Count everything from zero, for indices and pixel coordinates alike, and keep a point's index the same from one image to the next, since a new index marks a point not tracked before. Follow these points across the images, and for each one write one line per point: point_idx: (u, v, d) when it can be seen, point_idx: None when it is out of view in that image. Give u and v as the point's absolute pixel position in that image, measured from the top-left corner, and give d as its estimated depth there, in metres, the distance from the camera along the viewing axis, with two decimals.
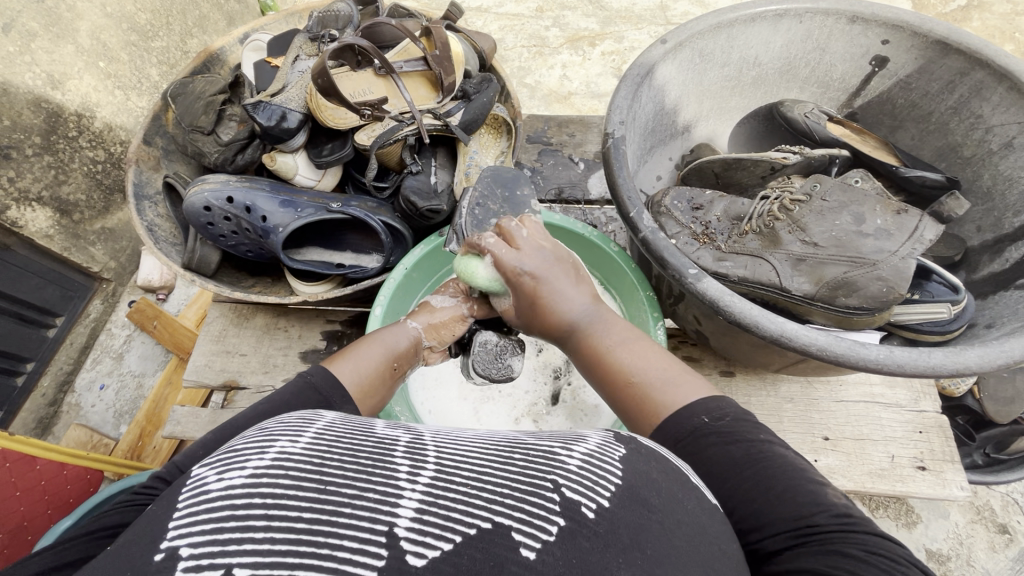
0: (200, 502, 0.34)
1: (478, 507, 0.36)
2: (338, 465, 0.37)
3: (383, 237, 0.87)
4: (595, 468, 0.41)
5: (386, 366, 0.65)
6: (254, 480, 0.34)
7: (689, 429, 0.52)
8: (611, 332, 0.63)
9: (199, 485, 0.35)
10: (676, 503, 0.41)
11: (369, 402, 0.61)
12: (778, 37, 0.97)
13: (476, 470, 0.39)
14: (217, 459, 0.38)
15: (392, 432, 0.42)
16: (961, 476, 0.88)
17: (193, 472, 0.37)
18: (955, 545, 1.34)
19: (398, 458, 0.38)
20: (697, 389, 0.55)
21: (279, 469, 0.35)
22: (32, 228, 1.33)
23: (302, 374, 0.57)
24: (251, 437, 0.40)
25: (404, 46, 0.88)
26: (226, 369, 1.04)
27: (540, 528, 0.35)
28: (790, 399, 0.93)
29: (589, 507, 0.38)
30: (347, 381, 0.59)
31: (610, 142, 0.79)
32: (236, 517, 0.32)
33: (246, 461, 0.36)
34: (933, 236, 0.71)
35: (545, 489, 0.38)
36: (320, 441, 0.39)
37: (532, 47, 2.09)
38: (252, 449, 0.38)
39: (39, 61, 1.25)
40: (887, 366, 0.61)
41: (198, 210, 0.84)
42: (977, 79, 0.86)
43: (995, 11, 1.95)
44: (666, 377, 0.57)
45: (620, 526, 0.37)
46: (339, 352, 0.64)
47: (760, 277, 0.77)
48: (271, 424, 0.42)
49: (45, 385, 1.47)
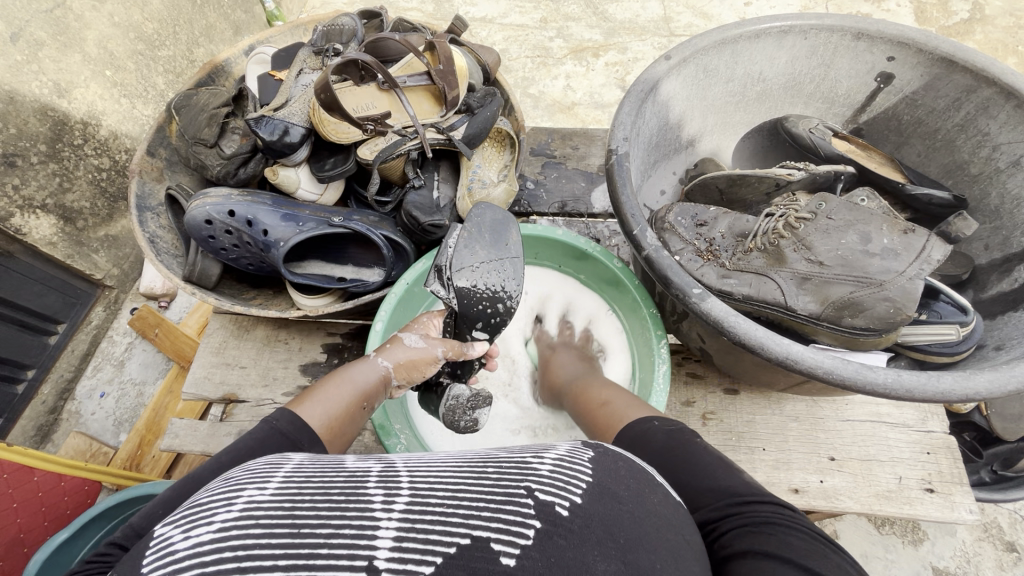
0: (167, 563, 0.32)
1: (456, 523, 0.35)
2: (310, 506, 0.36)
3: (384, 252, 0.86)
4: (566, 471, 0.41)
5: (355, 405, 0.65)
6: (224, 532, 0.33)
7: (635, 429, 0.61)
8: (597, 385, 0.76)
9: (165, 546, 0.34)
10: (644, 498, 0.42)
11: (338, 442, 0.61)
12: (784, 52, 0.96)
13: (451, 489, 0.38)
14: (181, 516, 0.37)
15: (363, 464, 0.42)
16: (971, 498, 0.86)
17: (156, 533, 0.36)
18: (963, 564, 1.32)
19: (371, 488, 0.38)
20: (642, 409, 0.66)
21: (249, 520, 0.34)
22: (35, 236, 1.33)
23: (269, 420, 0.57)
24: (216, 489, 0.39)
25: (407, 61, 0.89)
26: (226, 381, 1.03)
27: (518, 534, 0.35)
28: (795, 418, 0.92)
29: (563, 505, 0.38)
30: (312, 424, 0.59)
31: (613, 159, 0.79)
32: (207, 573, 0.31)
33: (212, 516, 0.35)
34: (940, 256, 0.70)
35: (519, 496, 0.38)
36: (289, 485, 0.38)
37: (537, 58, 2.10)
38: (220, 500, 0.37)
39: (46, 70, 1.26)
40: (895, 391, 0.60)
41: (199, 223, 0.83)
42: (984, 97, 0.85)
43: (999, 24, 1.96)
44: (629, 406, 0.67)
45: (594, 521, 0.38)
46: (304, 393, 0.63)
47: (765, 295, 0.77)
48: (237, 473, 0.42)
49: (45, 393, 1.47)
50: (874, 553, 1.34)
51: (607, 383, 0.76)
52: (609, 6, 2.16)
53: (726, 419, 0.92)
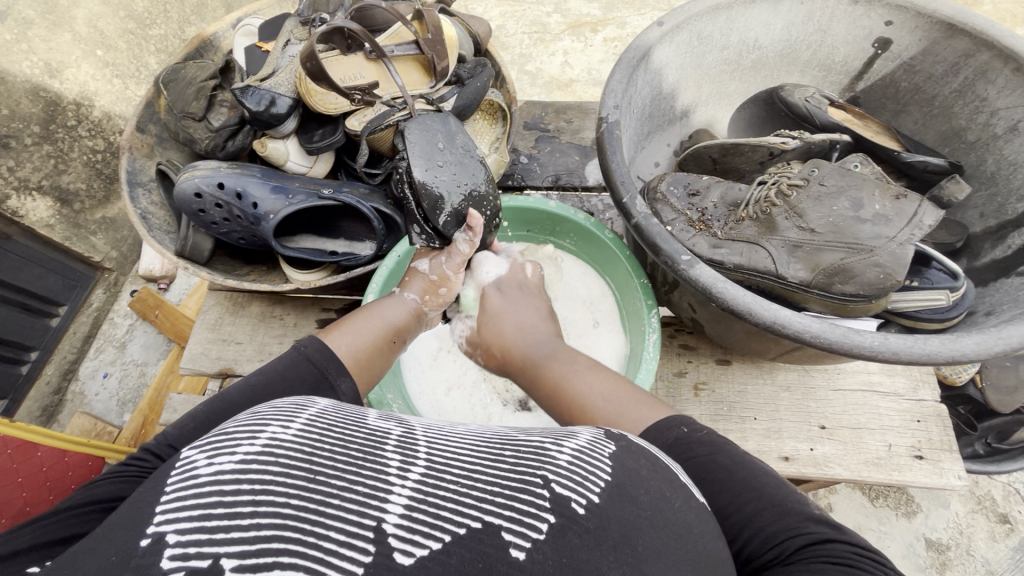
0: (189, 485, 0.34)
1: (468, 505, 0.36)
2: (328, 455, 0.36)
3: (375, 224, 0.85)
4: (586, 464, 0.41)
5: (385, 340, 0.67)
6: (244, 465, 0.34)
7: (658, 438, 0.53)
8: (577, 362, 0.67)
9: (189, 468, 0.35)
10: (666, 501, 0.41)
11: (363, 373, 0.62)
12: (778, 19, 0.94)
13: (466, 468, 0.39)
14: (207, 441, 0.38)
15: (384, 424, 0.43)
16: (959, 465, 0.87)
17: (182, 455, 0.37)
18: (954, 535, 1.34)
19: (388, 451, 0.38)
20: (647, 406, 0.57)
21: (270, 456, 0.35)
22: (32, 218, 1.34)
23: (299, 347, 0.59)
24: (242, 420, 0.40)
25: (395, 29, 0.86)
26: (222, 357, 1.04)
27: (530, 527, 0.35)
28: (787, 388, 0.93)
29: (579, 503, 0.38)
30: (340, 355, 0.60)
31: (603, 127, 0.78)
32: (223, 503, 0.32)
33: (236, 446, 0.36)
34: (932, 221, 0.69)
35: (535, 486, 0.38)
36: (311, 429, 0.39)
37: (534, 34, 2.07)
38: (244, 432, 0.38)
39: (36, 50, 1.26)
40: (882, 354, 0.60)
41: (188, 196, 0.83)
42: (982, 61, 0.84)
43: None
44: (622, 405, 0.58)
45: (610, 522, 0.37)
46: (335, 325, 0.66)
47: (756, 264, 0.76)
48: (263, 408, 0.42)
49: (49, 373, 1.49)
50: (867, 525, 1.36)
51: (589, 364, 0.66)
52: None
53: (718, 389, 0.93)
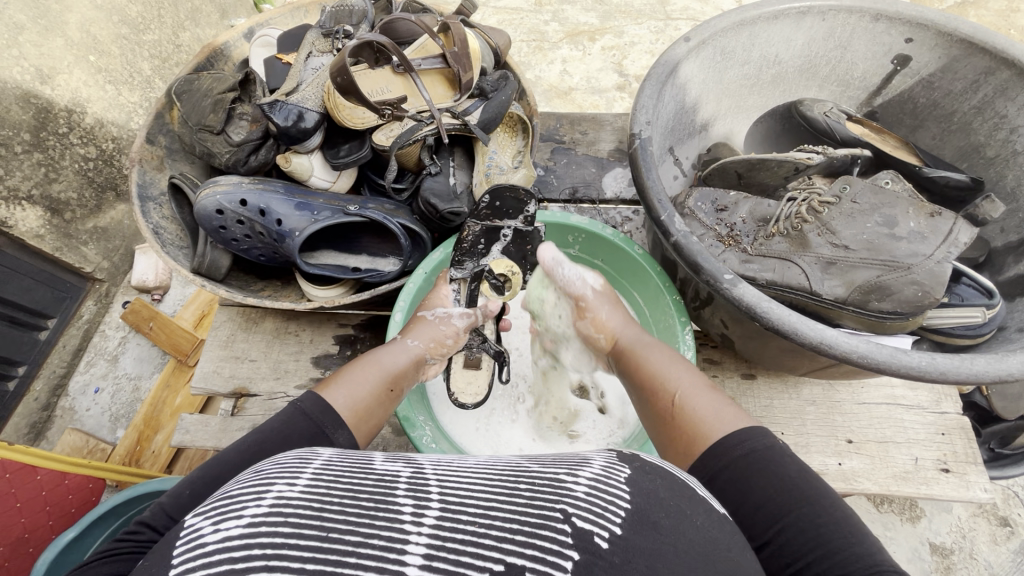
0: (197, 555, 0.34)
1: (489, 547, 0.36)
2: (339, 510, 0.37)
3: (401, 241, 0.83)
4: (603, 494, 0.41)
5: (384, 389, 0.66)
6: (253, 528, 0.34)
7: (747, 448, 0.53)
8: (659, 353, 0.72)
9: (195, 537, 0.36)
10: (687, 520, 0.42)
11: (363, 428, 0.61)
12: (802, 33, 0.95)
13: (483, 506, 0.39)
14: (211, 507, 0.38)
15: (393, 466, 0.43)
16: (985, 477, 0.87)
17: (187, 523, 0.38)
18: (958, 539, 1.35)
19: (402, 496, 0.38)
20: (734, 423, 0.56)
21: (278, 516, 0.36)
22: (21, 228, 1.28)
23: (293, 402, 0.57)
24: (245, 481, 0.41)
25: (421, 43, 0.87)
26: (236, 375, 1.01)
27: (554, 564, 0.35)
28: (812, 402, 0.93)
29: (602, 535, 0.38)
30: (337, 408, 0.59)
31: (637, 142, 0.78)
32: (235, 570, 0.32)
33: (242, 509, 0.37)
34: (967, 239, 0.70)
35: (556, 519, 0.38)
36: (318, 483, 0.40)
37: (532, 42, 2.07)
38: (248, 494, 0.38)
39: (27, 55, 1.21)
40: (930, 374, 0.60)
41: (210, 213, 0.79)
42: (1003, 78, 0.85)
43: (990, 8, 2.00)
44: (723, 415, 0.58)
45: (635, 553, 0.37)
46: (332, 376, 0.64)
47: (790, 281, 0.76)
48: (267, 466, 0.43)
49: (37, 390, 1.43)
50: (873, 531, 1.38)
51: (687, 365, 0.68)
52: None
53: (745, 404, 0.93)
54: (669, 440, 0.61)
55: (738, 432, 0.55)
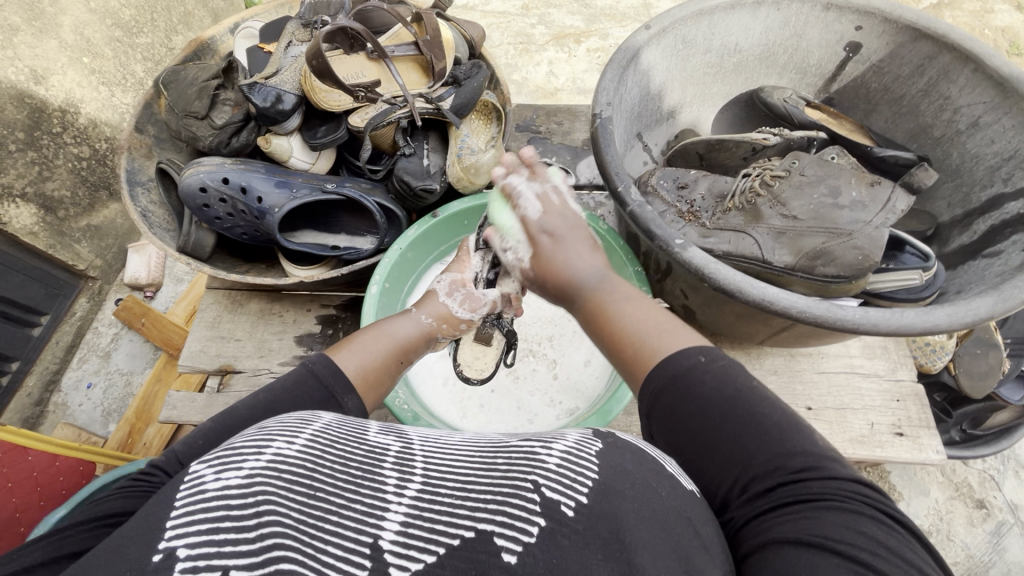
0: (198, 500, 0.37)
1: (462, 517, 0.39)
2: (329, 473, 0.40)
3: (377, 217, 0.87)
4: (575, 464, 0.43)
5: (391, 359, 0.65)
6: (250, 479, 0.38)
7: (675, 372, 0.50)
8: (620, 290, 0.62)
9: (197, 482, 0.38)
10: (651, 491, 0.42)
11: (371, 392, 0.60)
12: (758, 23, 1.00)
13: (461, 480, 0.42)
14: (214, 456, 0.41)
15: (385, 439, 0.46)
16: (937, 440, 0.91)
17: (192, 469, 0.40)
18: (935, 521, 1.39)
19: (387, 469, 0.42)
20: (687, 338, 0.54)
21: (274, 471, 0.39)
22: (16, 225, 1.32)
23: (304, 362, 0.57)
24: (249, 434, 0.43)
25: (396, 32, 0.92)
26: (222, 354, 1.05)
27: (521, 530, 0.38)
28: (774, 371, 0.97)
29: (568, 505, 0.40)
30: (347, 371, 0.59)
31: (597, 122, 0.82)
32: (230, 518, 0.35)
33: (242, 462, 0.39)
34: (904, 206, 0.75)
35: (527, 490, 0.40)
36: (315, 445, 0.42)
37: (519, 44, 2.13)
38: (250, 447, 0.41)
39: (21, 56, 1.26)
40: (863, 326, 0.64)
41: (193, 191, 0.84)
42: (945, 62, 0.90)
43: (964, 8, 2.07)
44: (653, 329, 0.55)
45: (598, 520, 0.39)
46: (342, 341, 0.63)
47: (743, 251, 0.81)
48: (272, 423, 0.45)
49: (30, 384, 1.47)
50: None
51: (637, 298, 0.61)
52: None
53: None
54: (617, 361, 0.57)
55: (690, 348, 0.52)
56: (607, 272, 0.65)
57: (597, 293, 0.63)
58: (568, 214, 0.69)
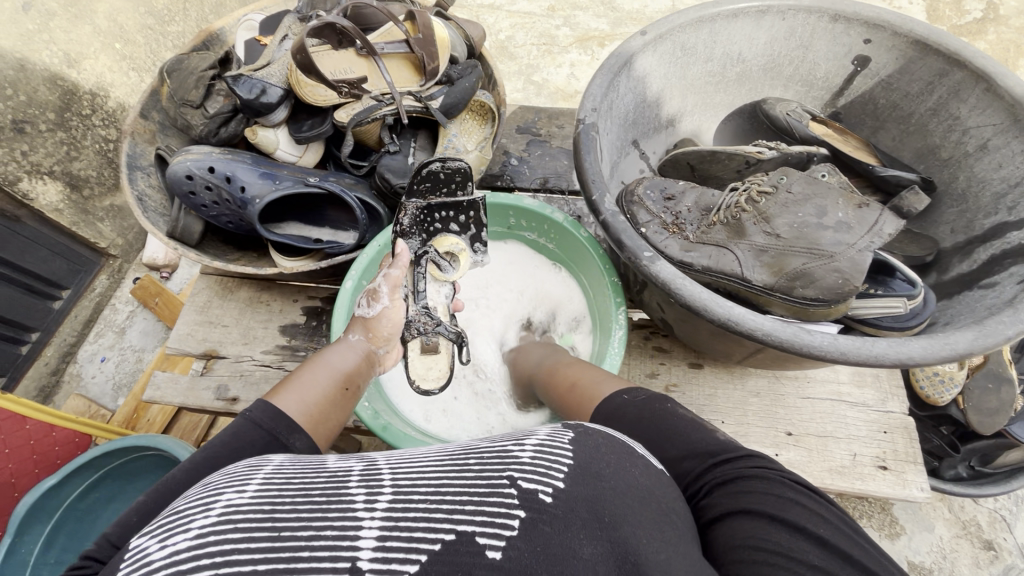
0: (143, 571, 0.35)
1: (440, 519, 0.39)
2: (290, 509, 0.39)
3: (357, 213, 0.87)
4: (547, 455, 0.45)
5: (336, 389, 0.69)
6: (201, 540, 0.36)
7: (625, 408, 0.61)
8: (588, 369, 0.75)
9: (142, 555, 0.37)
10: (625, 471, 0.46)
11: (319, 427, 0.63)
12: (762, 33, 0.97)
13: (432, 486, 0.42)
14: (158, 526, 0.39)
15: (346, 464, 0.46)
16: (923, 477, 0.87)
17: (133, 544, 0.39)
18: (937, 560, 1.33)
19: (353, 489, 0.41)
20: (614, 381, 0.69)
21: (228, 523, 0.37)
22: (41, 202, 1.38)
23: (243, 414, 0.59)
24: (194, 494, 0.43)
25: (387, 28, 0.89)
26: (208, 339, 1.07)
27: (502, 526, 0.39)
28: (756, 393, 0.94)
29: (546, 492, 0.41)
30: (290, 413, 0.61)
31: (580, 128, 0.81)
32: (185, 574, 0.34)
33: (190, 523, 0.38)
34: (892, 230, 0.71)
35: (503, 487, 0.42)
36: (269, 488, 0.42)
37: (542, 45, 2.12)
38: (197, 507, 0.40)
39: (56, 40, 1.31)
40: (830, 354, 0.61)
41: (180, 178, 0.85)
42: (956, 80, 0.85)
43: (1012, 24, 1.98)
44: (607, 382, 0.69)
45: (576, 503, 0.41)
46: (280, 385, 0.66)
47: (723, 267, 0.79)
48: (217, 478, 0.45)
49: (48, 354, 1.53)
50: None
51: (600, 369, 0.75)
52: None
53: (688, 392, 0.94)
54: (574, 411, 0.69)
55: (621, 389, 0.64)
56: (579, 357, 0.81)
57: (567, 367, 0.78)
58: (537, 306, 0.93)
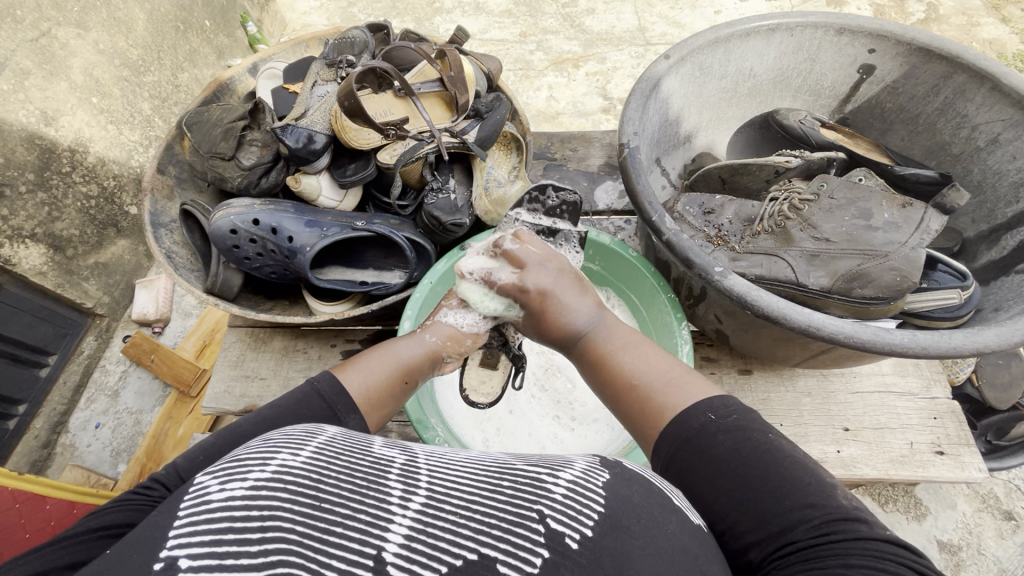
0: (201, 510, 0.35)
1: (465, 536, 0.36)
2: (334, 483, 0.38)
3: (408, 253, 0.87)
4: (580, 496, 0.40)
5: (397, 378, 0.64)
6: (254, 492, 0.36)
7: (689, 431, 0.52)
8: (615, 335, 0.66)
9: (201, 495, 0.36)
10: (659, 529, 0.41)
11: (375, 410, 0.60)
12: (772, 49, 1.02)
13: (466, 498, 0.39)
14: (221, 468, 0.39)
15: (389, 452, 0.44)
16: (979, 458, 0.90)
17: (195, 481, 0.39)
18: (965, 535, 1.36)
19: (393, 480, 0.39)
20: (701, 387, 0.56)
21: (279, 483, 0.37)
22: (24, 266, 1.32)
23: (309, 381, 0.57)
24: (255, 447, 0.42)
25: (421, 68, 0.93)
26: (247, 394, 1.04)
27: (524, 560, 0.36)
28: (808, 393, 0.96)
29: (573, 537, 0.38)
30: (350, 391, 0.58)
31: (626, 152, 0.83)
32: (233, 531, 0.33)
33: (248, 473, 0.37)
34: (938, 226, 0.76)
35: (531, 519, 0.38)
36: (319, 457, 0.40)
37: (519, 70, 2.16)
38: (256, 459, 0.39)
39: (32, 98, 1.27)
40: (912, 350, 0.64)
41: (223, 232, 0.83)
42: (959, 82, 0.92)
43: (952, 22, 2.13)
44: (673, 382, 0.57)
45: (603, 553, 0.37)
46: (348, 360, 0.63)
47: (776, 274, 0.81)
48: (276, 436, 0.44)
49: (37, 427, 1.44)
50: None
51: (641, 349, 0.64)
52: (585, 18, 2.26)
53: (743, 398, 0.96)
54: (628, 421, 0.59)
55: (699, 406, 0.54)
56: (603, 314, 0.69)
57: (597, 343, 0.66)
58: (549, 264, 0.72)
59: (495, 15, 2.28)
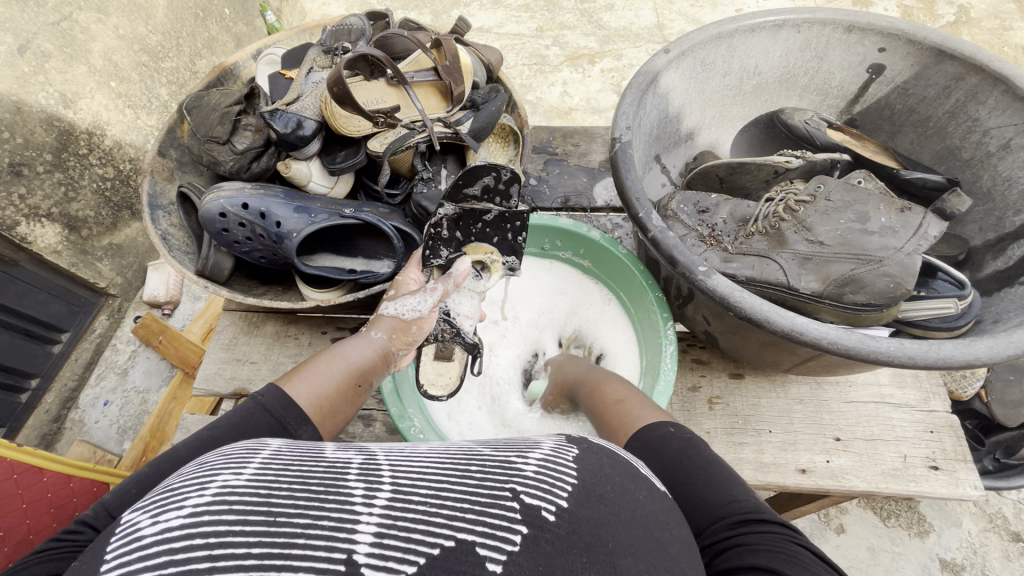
0: (134, 548, 0.31)
1: (440, 525, 0.34)
2: (287, 494, 0.34)
3: (394, 241, 0.86)
4: (552, 471, 0.40)
5: (348, 382, 0.64)
6: (194, 518, 0.31)
7: (649, 439, 0.59)
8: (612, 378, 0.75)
9: (132, 532, 0.32)
10: (629, 494, 0.41)
11: (326, 421, 0.60)
12: (778, 45, 0.99)
13: (434, 486, 0.36)
14: (151, 502, 0.35)
15: (344, 454, 0.40)
16: (975, 474, 0.87)
17: (125, 519, 0.34)
18: (968, 555, 1.32)
19: (352, 481, 0.35)
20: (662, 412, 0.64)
21: (222, 504, 0.32)
22: (40, 244, 1.35)
23: (255, 395, 0.56)
24: (188, 475, 0.37)
25: (415, 58, 0.92)
26: (236, 376, 1.05)
27: (504, 540, 0.34)
28: (800, 401, 0.94)
29: (549, 509, 0.37)
30: (300, 401, 0.58)
31: (617, 147, 0.81)
32: (175, 561, 0.29)
33: (184, 500, 0.33)
34: (936, 233, 0.73)
35: (505, 499, 0.36)
36: (267, 471, 0.36)
37: (534, 65, 2.15)
38: (192, 486, 0.35)
39: (52, 81, 1.29)
40: (899, 359, 0.61)
41: (213, 216, 0.84)
42: (972, 84, 0.88)
43: (984, 26, 2.05)
44: (643, 407, 0.66)
45: (581, 523, 0.37)
46: (295, 369, 0.62)
47: (767, 277, 0.78)
48: (213, 458, 0.40)
49: (48, 402, 1.47)
50: (880, 546, 1.34)
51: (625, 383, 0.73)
52: (603, 14, 2.23)
53: (732, 402, 0.94)
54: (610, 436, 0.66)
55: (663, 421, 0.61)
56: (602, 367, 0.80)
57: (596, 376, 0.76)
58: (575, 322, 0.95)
59: (512, 9, 2.26)
